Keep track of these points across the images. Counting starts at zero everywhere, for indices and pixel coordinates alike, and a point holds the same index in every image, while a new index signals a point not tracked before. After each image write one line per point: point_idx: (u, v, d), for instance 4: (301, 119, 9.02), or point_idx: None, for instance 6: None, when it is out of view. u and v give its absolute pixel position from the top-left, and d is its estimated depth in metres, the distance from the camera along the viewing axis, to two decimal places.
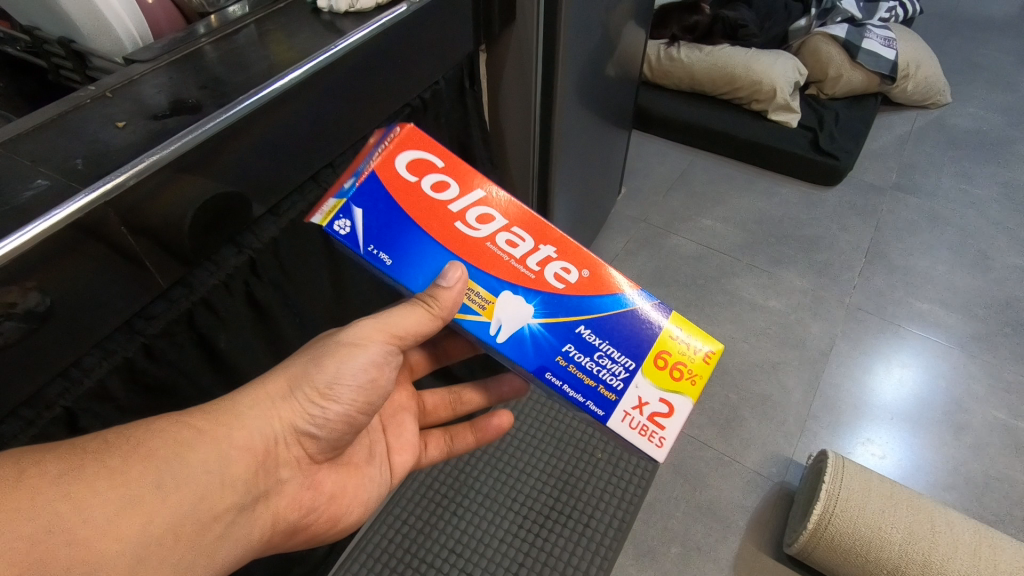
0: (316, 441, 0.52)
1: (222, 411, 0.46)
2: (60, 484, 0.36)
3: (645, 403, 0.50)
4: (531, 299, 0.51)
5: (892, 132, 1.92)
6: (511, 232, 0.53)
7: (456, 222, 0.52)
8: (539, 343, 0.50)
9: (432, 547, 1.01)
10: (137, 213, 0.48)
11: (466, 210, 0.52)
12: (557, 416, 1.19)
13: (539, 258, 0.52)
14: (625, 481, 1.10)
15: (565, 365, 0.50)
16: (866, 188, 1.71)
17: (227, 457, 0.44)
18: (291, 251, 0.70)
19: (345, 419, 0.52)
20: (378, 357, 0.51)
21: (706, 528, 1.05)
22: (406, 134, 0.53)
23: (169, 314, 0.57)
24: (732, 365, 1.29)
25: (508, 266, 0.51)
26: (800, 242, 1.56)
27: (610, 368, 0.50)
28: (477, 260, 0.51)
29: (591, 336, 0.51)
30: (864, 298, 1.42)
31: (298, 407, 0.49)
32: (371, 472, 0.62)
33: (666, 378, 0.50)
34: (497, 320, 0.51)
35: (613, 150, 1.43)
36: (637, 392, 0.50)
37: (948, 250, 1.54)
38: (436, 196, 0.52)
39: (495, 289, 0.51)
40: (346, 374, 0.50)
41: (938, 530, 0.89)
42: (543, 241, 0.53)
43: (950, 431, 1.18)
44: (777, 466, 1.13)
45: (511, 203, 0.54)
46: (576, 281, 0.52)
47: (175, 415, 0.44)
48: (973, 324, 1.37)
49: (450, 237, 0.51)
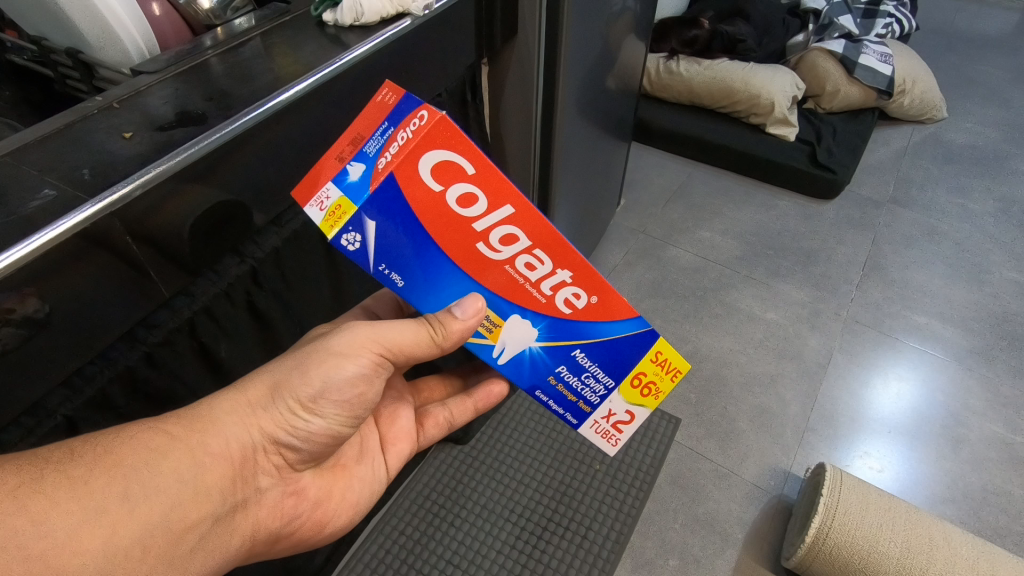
0: (297, 452, 0.52)
1: (198, 417, 0.46)
2: (17, 496, 0.36)
3: (613, 414, 0.54)
4: (537, 323, 0.49)
5: (889, 146, 1.93)
6: (534, 255, 0.45)
7: (477, 241, 0.45)
8: (535, 364, 0.52)
9: (428, 558, 1.01)
10: (143, 223, 0.48)
11: (491, 229, 0.44)
12: (556, 426, 1.19)
13: (553, 283, 0.47)
14: (622, 492, 1.10)
15: (554, 383, 0.53)
16: (863, 202, 1.73)
17: (202, 464, 0.44)
18: (292, 261, 0.70)
19: (327, 433, 0.52)
20: (366, 369, 0.51)
21: (704, 541, 1.05)
22: (433, 127, 0.40)
23: (170, 323, 0.57)
24: (730, 377, 1.29)
25: (519, 289, 0.47)
26: (797, 254, 1.57)
27: (592, 387, 0.52)
28: (492, 282, 0.47)
29: (584, 359, 0.50)
30: (861, 310, 1.43)
31: (278, 417, 0.49)
32: (359, 471, 0.62)
33: (637, 395, 0.52)
34: (501, 343, 0.51)
35: (612, 162, 1.44)
36: (609, 405, 0.53)
37: (945, 264, 1.55)
38: (460, 211, 0.44)
39: (503, 312, 0.49)
40: (332, 390, 0.50)
41: (937, 545, 0.89)
42: (564, 266, 0.45)
43: (948, 445, 1.18)
44: (775, 479, 1.13)
45: (546, 228, 0.43)
46: (584, 307, 0.47)
47: (149, 422, 0.44)
48: (970, 338, 1.37)
49: (469, 258, 0.46)
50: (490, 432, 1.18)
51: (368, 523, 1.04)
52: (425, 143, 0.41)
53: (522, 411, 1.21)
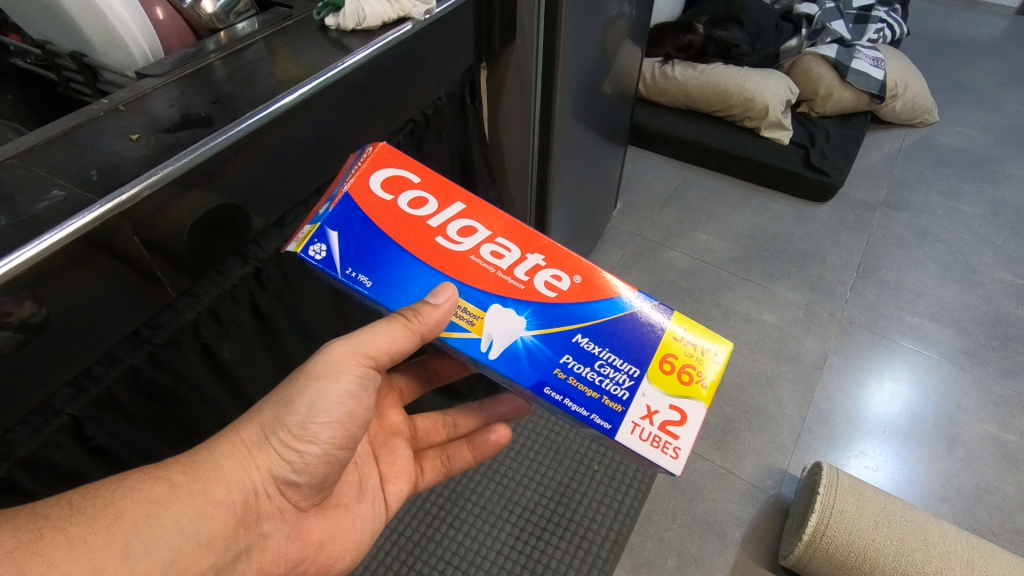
0: (298, 488, 0.52)
1: (198, 465, 0.46)
2: (14, 559, 0.36)
3: (654, 412, 0.49)
4: (522, 311, 0.50)
5: (881, 149, 1.96)
6: (495, 242, 0.53)
7: (436, 236, 0.53)
8: (535, 357, 0.49)
9: (428, 558, 1.01)
10: (149, 224, 0.49)
11: (446, 223, 0.54)
12: (554, 427, 1.19)
13: (527, 268, 0.52)
14: (621, 493, 1.10)
15: (564, 377, 0.49)
16: (856, 205, 1.74)
17: (203, 513, 0.44)
18: (294, 261, 0.71)
19: (324, 459, 0.51)
20: (354, 385, 0.51)
21: (702, 540, 1.06)
22: (380, 154, 0.55)
23: (175, 323, 0.58)
24: (727, 379, 1.30)
25: (495, 279, 0.52)
26: (792, 256, 1.59)
27: (613, 377, 0.49)
28: (462, 272, 0.51)
29: (589, 344, 0.50)
30: (856, 312, 1.44)
31: (273, 454, 0.48)
32: (361, 510, 0.61)
33: (674, 384, 0.50)
34: (487, 336, 0.50)
35: (609, 165, 1.45)
36: (645, 400, 0.49)
37: (938, 266, 1.56)
38: (415, 213, 0.53)
39: (483, 304, 0.51)
40: (319, 413, 0.50)
41: (932, 542, 0.90)
42: (528, 250, 0.53)
43: (942, 444, 1.20)
44: (772, 478, 1.14)
45: (493, 215, 0.54)
46: (568, 287, 0.52)
47: (152, 470, 0.44)
48: (964, 339, 1.39)
49: (433, 253, 0.52)
50: None
51: None
52: (376, 165, 0.55)
53: None
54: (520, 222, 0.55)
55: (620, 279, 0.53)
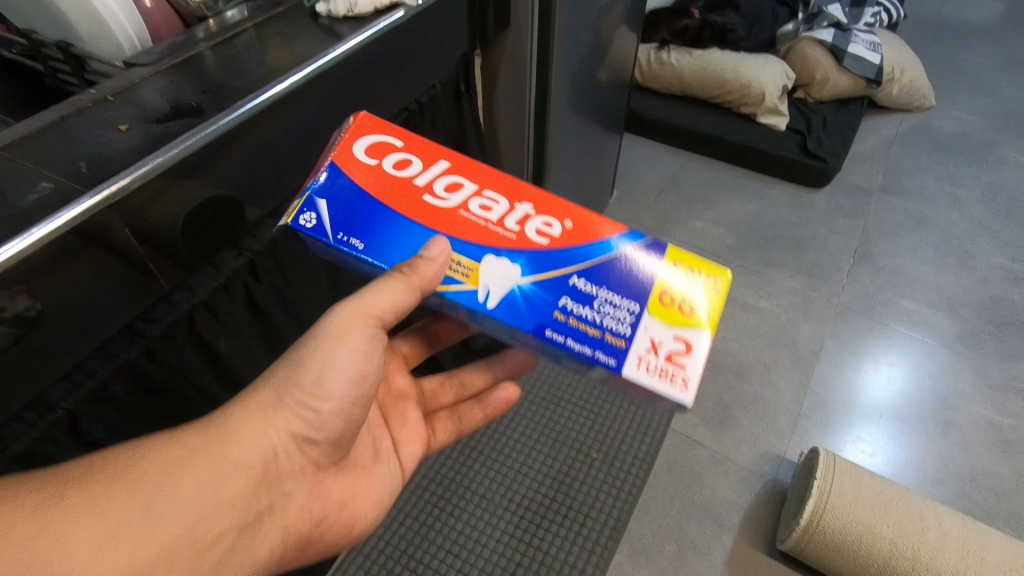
0: (316, 447, 0.51)
1: (214, 426, 0.45)
2: (38, 516, 0.35)
3: (659, 344, 0.47)
4: (515, 259, 0.49)
5: (878, 134, 1.95)
6: (483, 195, 0.52)
7: (423, 195, 0.52)
8: (533, 303, 0.48)
9: (429, 547, 1.02)
10: (141, 217, 0.49)
11: (431, 181, 0.53)
12: (552, 415, 1.20)
13: (517, 217, 0.51)
14: (621, 480, 1.11)
15: (565, 319, 0.48)
16: (853, 190, 1.74)
17: (222, 474, 0.43)
18: (289, 254, 0.69)
19: (341, 416, 0.51)
20: (366, 344, 0.50)
21: (700, 526, 1.06)
22: (362, 123, 0.55)
23: (169, 316, 0.57)
24: (724, 366, 1.30)
25: (486, 231, 0.51)
26: (788, 243, 1.59)
27: (613, 315, 0.48)
28: (453, 227, 0.50)
29: (586, 284, 0.49)
30: (852, 298, 1.44)
31: (288, 414, 0.48)
32: (378, 469, 0.61)
33: (674, 315, 0.48)
34: (484, 286, 0.49)
35: (605, 152, 1.44)
36: (648, 333, 0.47)
37: (934, 251, 1.56)
38: (401, 175, 0.53)
39: (477, 256, 0.49)
40: (333, 370, 0.49)
41: (929, 525, 0.91)
42: (518, 200, 0.53)
43: (938, 428, 1.20)
44: (770, 464, 1.14)
45: (476, 172, 0.54)
46: (559, 232, 0.51)
47: (166, 434, 0.43)
48: (959, 323, 1.39)
49: (422, 212, 0.51)
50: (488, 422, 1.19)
51: None
52: (359, 132, 0.55)
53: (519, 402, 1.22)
54: (507, 175, 0.55)
55: (609, 221, 0.53)
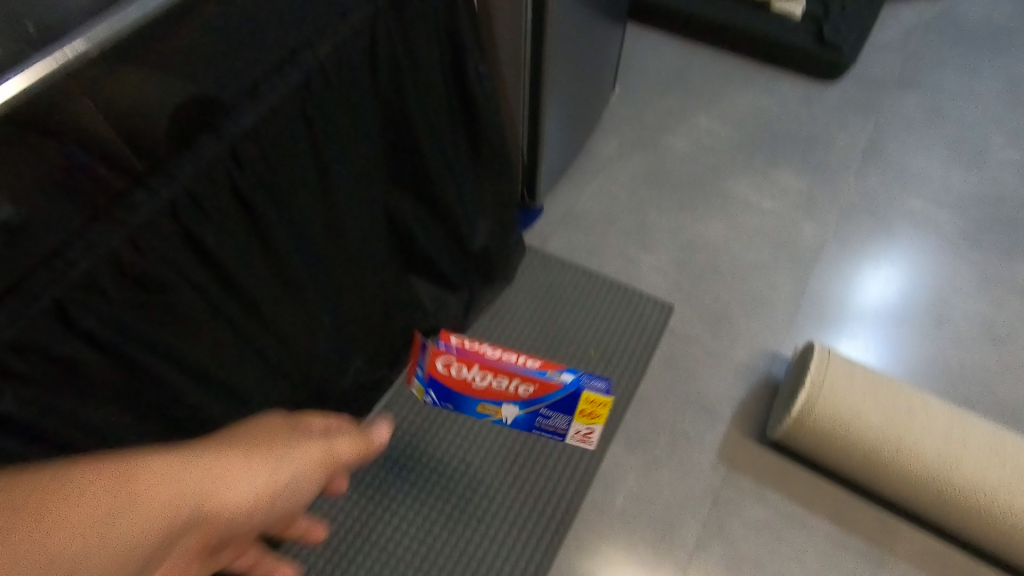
0: (225, 530, 0.50)
1: (99, 469, 0.44)
2: None
3: (582, 431, 0.81)
4: (513, 404, 0.80)
5: (900, 22, 1.82)
6: (498, 379, 0.77)
7: (471, 386, 0.79)
8: (524, 419, 0.82)
9: (433, 441, 1.05)
10: (98, 87, 0.55)
11: (476, 385, 0.79)
12: (550, 317, 1.21)
13: (515, 387, 0.77)
14: (617, 377, 1.14)
15: (540, 423, 0.82)
16: (868, 84, 1.65)
17: (122, 520, 0.42)
18: (275, 146, 0.66)
19: (233, 510, 0.50)
20: (256, 495, 0.52)
21: (694, 418, 1.09)
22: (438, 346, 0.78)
23: (151, 205, 0.56)
24: (724, 266, 1.29)
25: (502, 393, 0.79)
26: (796, 140, 1.53)
27: (560, 421, 0.81)
28: (485, 395, 0.80)
29: (549, 412, 0.79)
30: (857, 197, 1.41)
31: (210, 495, 0.48)
32: (301, 500, 0.60)
33: (587, 417, 0.79)
34: (506, 415, 0.82)
35: (608, 42, 1.35)
36: (575, 426, 0.81)
37: (946, 148, 1.51)
38: (462, 381, 0.79)
39: (498, 401, 0.80)
40: (231, 484, 0.50)
41: (915, 413, 0.94)
42: (517, 377, 0.76)
43: (932, 324, 1.21)
44: (764, 359, 1.16)
45: (500, 367, 0.76)
46: (534, 390, 0.77)
47: (65, 461, 0.42)
48: (964, 221, 1.37)
49: (475, 390, 0.79)
50: (487, 323, 1.19)
51: (370, 413, 1.08)
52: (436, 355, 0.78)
53: (517, 304, 1.22)
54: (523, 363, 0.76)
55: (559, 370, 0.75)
